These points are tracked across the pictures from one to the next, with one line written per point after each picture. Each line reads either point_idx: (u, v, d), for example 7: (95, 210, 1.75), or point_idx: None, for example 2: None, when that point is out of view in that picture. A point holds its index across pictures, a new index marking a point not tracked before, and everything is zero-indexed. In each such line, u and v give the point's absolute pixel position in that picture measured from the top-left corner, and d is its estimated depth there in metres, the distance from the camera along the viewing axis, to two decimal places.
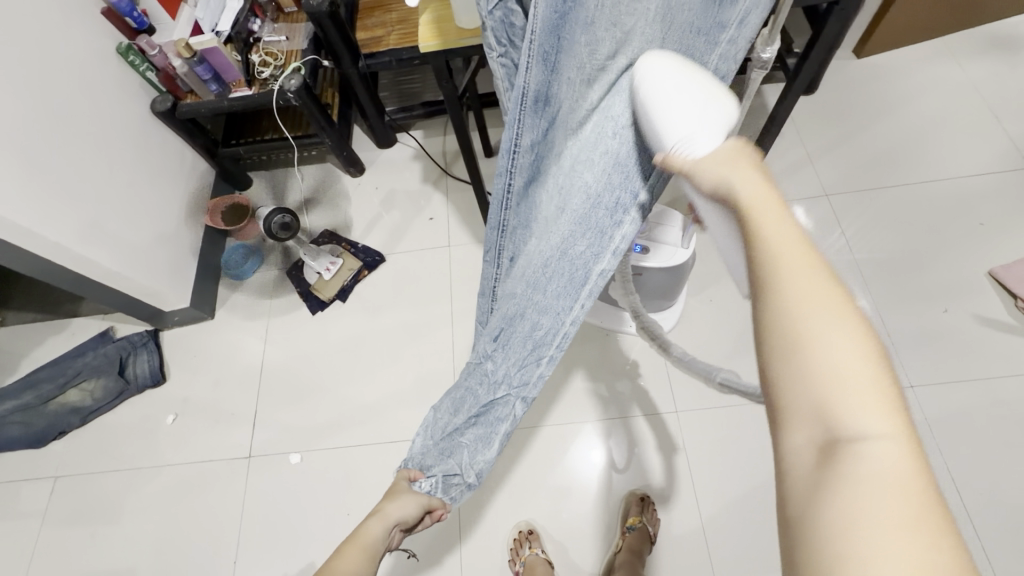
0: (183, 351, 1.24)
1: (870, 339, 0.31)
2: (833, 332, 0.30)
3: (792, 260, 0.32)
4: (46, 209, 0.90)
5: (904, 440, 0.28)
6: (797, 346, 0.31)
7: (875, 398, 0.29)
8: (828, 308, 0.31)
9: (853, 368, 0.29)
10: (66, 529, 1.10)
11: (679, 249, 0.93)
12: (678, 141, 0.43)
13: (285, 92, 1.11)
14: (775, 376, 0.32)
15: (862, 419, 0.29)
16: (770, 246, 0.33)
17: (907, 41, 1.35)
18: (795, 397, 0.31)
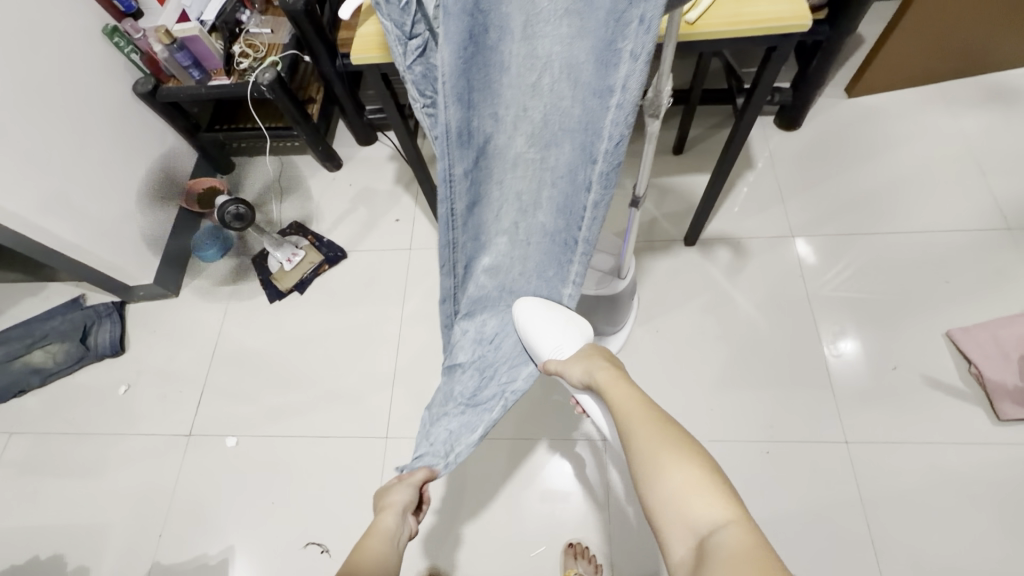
0: (144, 325, 1.29)
1: (696, 454, 0.52)
2: (670, 458, 0.52)
3: (641, 428, 0.57)
4: (7, 180, 0.94)
5: (730, 515, 0.46)
6: (651, 478, 0.52)
7: (713, 498, 0.48)
8: (665, 449, 0.53)
9: (687, 478, 0.50)
10: (11, 483, 1.15)
11: (615, 280, 0.93)
12: (550, 351, 0.74)
13: (259, 84, 1.13)
14: (648, 497, 0.52)
15: (702, 512, 0.47)
16: (630, 426, 0.58)
17: (901, 85, 1.31)
18: (662, 508, 0.50)
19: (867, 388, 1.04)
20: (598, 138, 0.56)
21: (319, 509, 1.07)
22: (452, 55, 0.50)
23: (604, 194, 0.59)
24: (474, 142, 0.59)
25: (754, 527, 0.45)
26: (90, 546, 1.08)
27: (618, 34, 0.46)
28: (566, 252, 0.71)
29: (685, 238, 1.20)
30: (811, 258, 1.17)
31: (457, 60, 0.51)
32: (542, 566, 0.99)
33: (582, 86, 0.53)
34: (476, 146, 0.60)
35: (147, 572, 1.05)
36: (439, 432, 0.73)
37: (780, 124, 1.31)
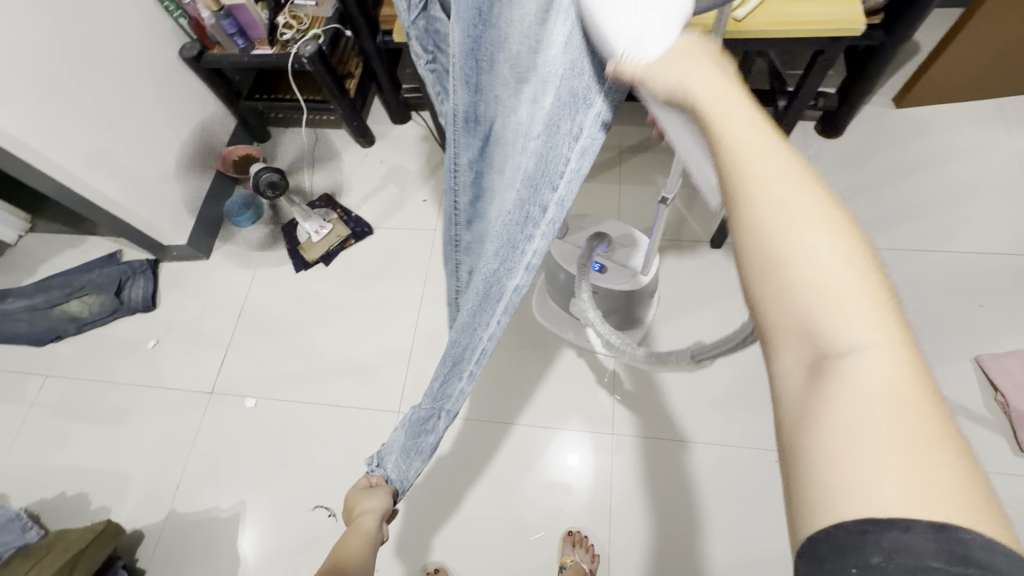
0: (175, 283, 1.33)
1: (850, 231, 0.25)
2: (812, 229, 0.25)
3: (764, 152, 0.26)
4: (55, 133, 0.97)
5: (901, 345, 0.23)
6: (772, 262, 0.25)
7: (867, 303, 0.24)
8: (811, 210, 0.25)
9: (831, 266, 0.24)
10: (45, 423, 1.22)
11: (637, 276, 0.92)
12: (629, 41, 0.27)
13: (300, 56, 1.15)
14: (748, 298, 0.27)
15: (852, 330, 0.23)
16: (742, 147, 0.26)
17: (955, 98, 1.26)
18: (778, 316, 0.25)
19: None
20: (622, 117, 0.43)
21: (328, 475, 1.10)
22: (461, 29, 0.36)
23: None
24: (480, 129, 0.43)
25: (917, 351, 0.24)
26: (112, 489, 1.14)
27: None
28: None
29: (713, 240, 1.19)
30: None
31: (466, 40, 0.37)
32: (540, 550, 1.01)
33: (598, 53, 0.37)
34: (483, 133, 0.43)
35: (165, 518, 1.10)
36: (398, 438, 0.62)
37: (820, 130, 1.28)
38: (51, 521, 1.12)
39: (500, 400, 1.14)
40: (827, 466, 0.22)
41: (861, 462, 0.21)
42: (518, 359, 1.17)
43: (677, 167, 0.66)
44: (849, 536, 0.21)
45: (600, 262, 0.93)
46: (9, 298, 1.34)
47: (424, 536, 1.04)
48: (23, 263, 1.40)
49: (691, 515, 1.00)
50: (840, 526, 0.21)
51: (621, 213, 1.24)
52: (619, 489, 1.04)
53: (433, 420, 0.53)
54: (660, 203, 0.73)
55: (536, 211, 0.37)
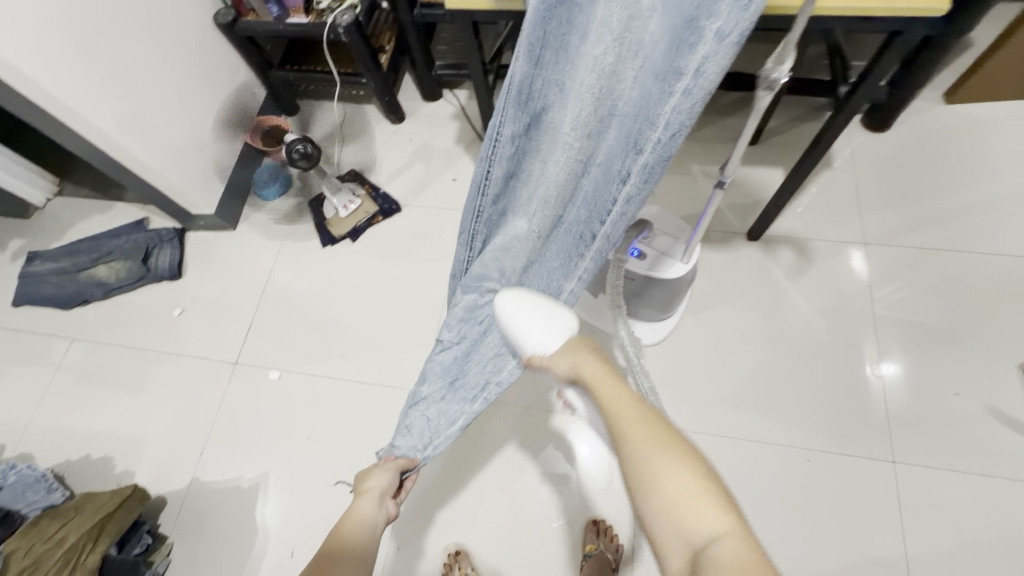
0: (201, 253, 1.33)
1: (691, 467, 0.49)
2: (667, 470, 0.48)
3: (638, 427, 0.52)
4: (90, 93, 0.96)
5: (733, 528, 0.45)
6: (650, 499, 0.48)
7: (709, 511, 0.46)
8: (661, 451, 0.50)
9: (682, 489, 0.47)
10: (70, 386, 1.22)
11: (677, 263, 0.89)
12: (533, 346, 0.62)
13: (337, 26, 1.12)
14: (648, 521, 0.49)
15: (700, 525, 0.45)
16: (627, 430, 0.53)
17: (1009, 95, 1.21)
18: (662, 529, 0.47)
19: (919, 409, 0.99)
20: (650, 126, 0.48)
21: (351, 451, 1.10)
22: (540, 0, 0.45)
23: (642, 189, 0.53)
24: (531, 107, 0.53)
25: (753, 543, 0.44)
26: (135, 454, 1.14)
27: (704, 10, 0.40)
28: (579, 246, 0.65)
29: (749, 233, 1.16)
30: (868, 272, 1.11)
31: (540, 12, 0.46)
32: (561, 537, 1.00)
33: (649, 69, 0.46)
34: (531, 111, 0.53)
35: (187, 485, 1.10)
36: (415, 421, 0.69)
37: (867, 124, 1.24)
38: (75, 482, 1.13)
39: (523, 386, 1.12)
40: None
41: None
42: None
43: (739, 150, 0.62)
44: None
45: (639, 248, 0.90)
46: (37, 260, 1.34)
47: (444, 517, 1.04)
48: (50, 225, 1.40)
49: None
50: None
51: (655, 200, 1.22)
52: None
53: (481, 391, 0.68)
54: (716, 188, 0.69)
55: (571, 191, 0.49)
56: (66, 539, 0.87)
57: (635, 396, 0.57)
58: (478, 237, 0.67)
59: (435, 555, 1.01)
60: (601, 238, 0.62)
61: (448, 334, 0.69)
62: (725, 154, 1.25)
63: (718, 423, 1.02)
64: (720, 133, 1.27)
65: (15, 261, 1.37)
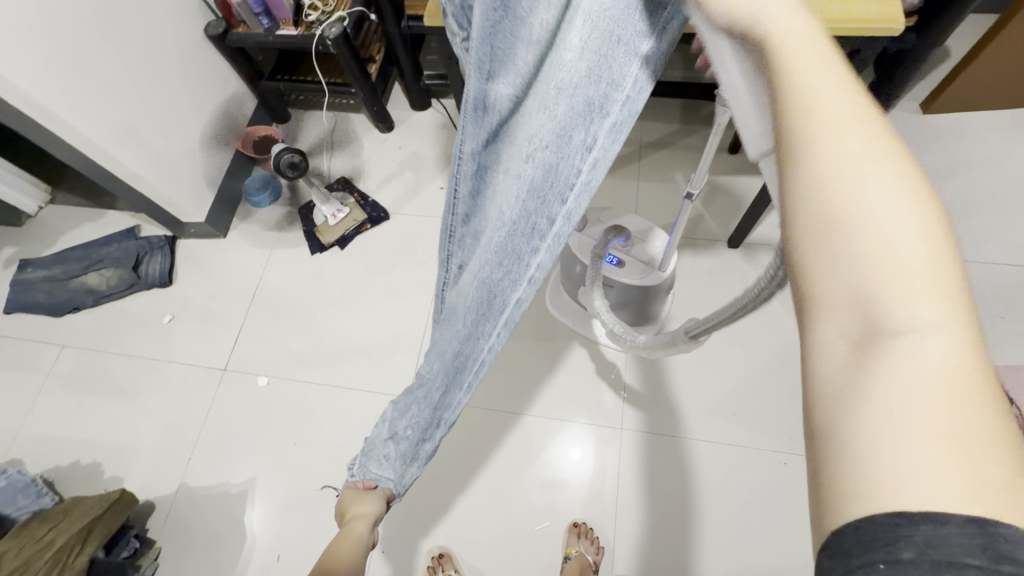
0: (192, 260, 1.35)
1: (928, 198, 0.21)
2: (880, 188, 0.20)
3: (838, 102, 0.22)
4: (82, 106, 0.98)
5: (971, 334, 0.20)
6: (836, 224, 0.21)
7: (941, 287, 0.20)
8: (878, 158, 0.21)
9: (914, 253, 0.20)
10: (60, 392, 1.24)
11: (654, 271, 0.92)
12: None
13: (325, 38, 1.14)
14: (788, 255, 0.23)
15: (915, 309, 0.20)
16: (813, 105, 0.22)
17: (982, 106, 1.24)
18: (825, 282, 0.21)
19: None
20: None
21: (338, 456, 1.11)
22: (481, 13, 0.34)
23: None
24: (491, 120, 0.41)
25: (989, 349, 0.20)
26: (125, 459, 1.16)
27: None
28: None
29: (730, 240, 1.18)
30: None
31: (484, 22, 0.34)
32: (543, 540, 1.02)
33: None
34: (492, 126, 0.42)
35: (176, 490, 1.12)
36: (389, 450, 0.65)
37: None
38: (65, 488, 1.14)
39: (508, 392, 1.14)
40: (866, 453, 0.19)
41: (899, 447, 0.18)
42: (531, 351, 1.17)
43: (705, 163, 0.65)
44: (882, 532, 0.18)
45: (617, 256, 0.93)
46: (29, 267, 1.36)
47: (428, 520, 1.05)
48: (42, 233, 1.42)
49: (696, 514, 1.00)
50: (858, 520, 0.19)
51: (639, 208, 1.24)
52: (626, 485, 1.04)
53: (434, 429, 0.59)
54: (685, 200, 0.72)
55: (542, 224, 0.38)
56: (55, 542, 0.89)
57: (837, 42, 0.24)
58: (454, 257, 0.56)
59: (420, 558, 1.03)
60: None
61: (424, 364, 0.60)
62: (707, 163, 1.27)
63: None
64: (702, 142, 1.29)
65: (7, 269, 1.39)
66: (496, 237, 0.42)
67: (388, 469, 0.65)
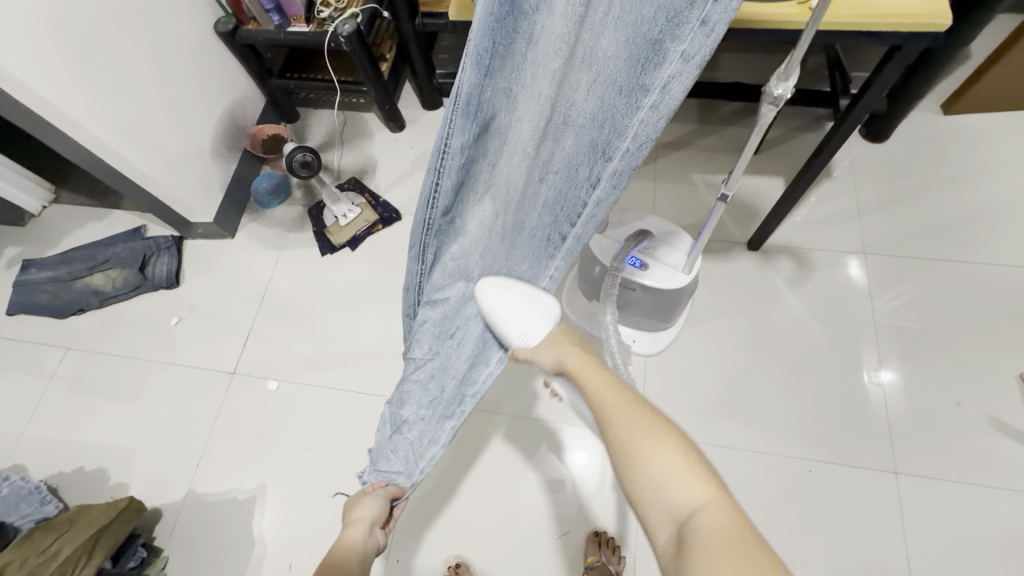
0: (199, 261, 1.32)
1: (676, 445, 0.48)
2: (649, 447, 0.48)
3: (620, 414, 0.52)
4: (91, 103, 0.95)
5: (714, 498, 0.43)
6: (637, 470, 0.47)
7: (692, 481, 0.45)
8: (646, 432, 0.49)
9: (668, 466, 0.46)
10: (64, 397, 1.21)
11: (678, 274, 0.89)
12: (518, 337, 0.62)
13: (338, 36, 1.12)
14: (636, 496, 0.47)
15: (681, 494, 0.44)
16: (614, 418, 0.52)
17: (1004, 107, 1.23)
18: (650, 503, 0.45)
19: (920, 421, 0.99)
20: (618, 137, 0.50)
21: (351, 461, 1.08)
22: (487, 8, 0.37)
23: (612, 192, 0.55)
24: (480, 115, 0.43)
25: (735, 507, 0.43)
26: (130, 465, 1.13)
27: (668, 33, 0.41)
28: (548, 249, 0.64)
29: (749, 243, 1.16)
30: (868, 280, 1.11)
31: (489, 18, 0.38)
32: (561, 549, 0.99)
33: (606, 83, 0.46)
34: (481, 120, 0.44)
35: (183, 497, 1.09)
36: (401, 445, 0.65)
37: (866, 135, 1.24)
38: (69, 495, 1.11)
39: (524, 396, 1.11)
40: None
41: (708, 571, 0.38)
42: None
43: (743, 163, 0.62)
44: None
45: (640, 258, 0.90)
46: (32, 268, 1.33)
47: (441, 529, 1.02)
48: (45, 233, 1.39)
49: None
50: None
51: (656, 209, 1.22)
52: None
53: (459, 405, 0.65)
54: (718, 202, 0.69)
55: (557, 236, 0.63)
56: (61, 552, 0.85)
57: (624, 387, 0.56)
58: (430, 251, 0.54)
59: (436, 567, 1.00)
60: (571, 239, 0.63)
61: (417, 352, 0.62)
62: (725, 164, 1.25)
63: (720, 435, 1.02)
64: (720, 143, 1.27)
65: (9, 269, 1.36)
66: None
67: (398, 463, 0.67)
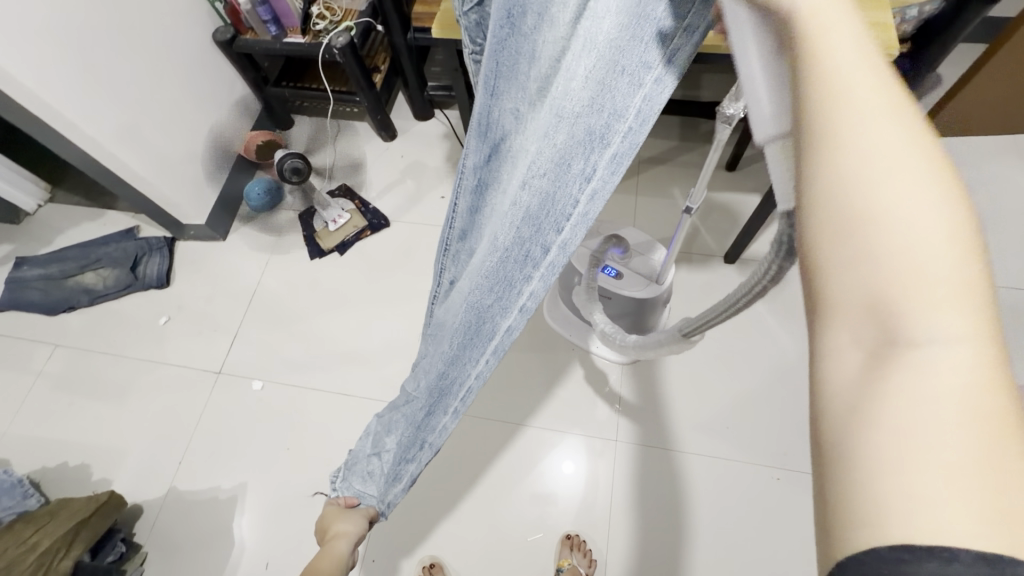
0: (190, 262, 1.35)
1: (955, 195, 0.19)
2: (906, 195, 0.19)
3: (851, 88, 0.20)
4: (88, 107, 0.98)
5: (993, 346, 0.18)
6: (856, 223, 0.19)
7: (962, 294, 0.19)
8: (897, 151, 0.19)
9: (930, 259, 0.19)
10: (51, 393, 1.23)
11: (652, 284, 0.92)
12: None
13: (332, 47, 1.16)
14: (810, 251, 0.21)
15: (931, 319, 0.19)
16: (833, 102, 0.20)
17: (972, 131, 1.27)
18: (842, 289, 0.20)
19: None
20: None
21: (332, 463, 1.10)
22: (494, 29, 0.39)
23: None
24: (492, 136, 0.44)
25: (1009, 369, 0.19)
26: (114, 461, 1.14)
27: None
28: None
29: (726, 256, 1.19)
30: None
31: (493, 41, 0.40)
32: (536, 551, 1.01)
33: None
34: (493, 142, 0.45)
35: (165, 494, 1.10)
36: (371, 467, 0.67)
37: None
38: (52, 489, 1.12)
39: (503, 401, 1.14)
40: (870, 487, 0.18)
41: (923, 495, 0.17)
42: (528, 361, 1.17)
43: (705, 177, 0.65)
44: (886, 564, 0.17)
45: (616, 268, 0.94)
46: (25, 265, 1.35)
47: (419, 531, 1.04)
48: (39, 231, 1.42)
49: (691, 530, 1.00)
50: (869, 547, 0.18)
51: (637, 223, 1.26)
52: (618, 497, 1.03)
53: (415, 450, 0.59)
54: (683, 214, 0.73)
55: None
56: (40, 544, 0.87)
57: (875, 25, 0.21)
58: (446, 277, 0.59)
59: (411, 568, 1.02)
60: None
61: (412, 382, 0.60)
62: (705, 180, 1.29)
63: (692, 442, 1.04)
64: (701, 159, 1.31)
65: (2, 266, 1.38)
66: (488, 261, 0.43)
67: (372, 487, 0.67)
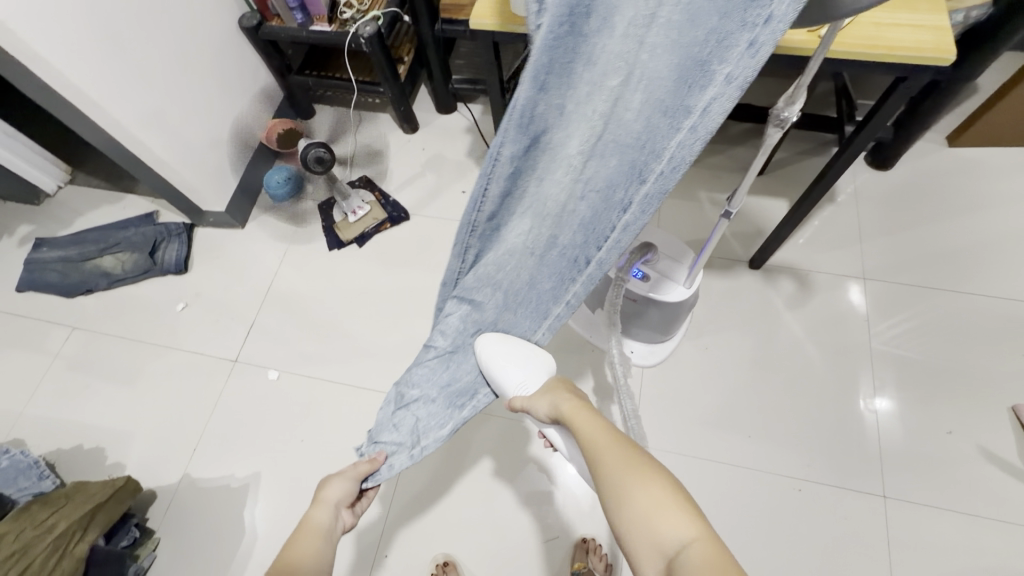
0: (208, 248, 1.34)
1: (658, 478, 0.48)
2: (636, 486, 0.48)
3: (605, 456, 0.53)
4: (116, 89, 0.97)
5: (701, 534, 0.42)
6: (623, 514, 0.47)
7: (677, 516, 0.44)
8: (630, 471, 0.49)
9: (653, 499, 0.46)
10: (67, 375, 1.22)
11: (679, 287, 0.90)
12: None
13: (359, 36, 1.14)
14: (622, 531, 0.47)
15: (668, 531, 0.43)
16: (603, 463, 0.53)
17: (1008, 143, 1.24)
18: (635, 540, 0.45)
19: (911, 448, 1.00)
20: (655, 159, 0.45)
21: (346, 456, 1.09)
22: (549, 29, 0.42)
23: (641, 220, 0.49)
24: (533, 128, 0.49)
25: (721, 544, 0.41)
26: (128, 446, 1.14)
27: (714, 53, 0.37)
28: (572, 270, 0.59)
29: (751, 261, 1.17)
30: (867, 305, 1.13)
31: (549, 38, 0.42)
32: (551, 554, 1.00)
33: (654, 103, 0.42)
34: (533, 132, 0.49)
35: (178, 481, 1.10)
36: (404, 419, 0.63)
37: (871, 161, 1.26)
38: (66, 472, 1.12)
39: None
40: None
41: None
42: None
43: (748, 180, 0.63)
44: None
45: (642, 270, 0.92)
46: (44, 246, 1.35)
47: (431, 529, 1.03)
48: (59, 213, 1.42)
49: None
50: None
51: (661, 224, 1.24)
52: None
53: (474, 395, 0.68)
54: (722, 217, 0.71)
55: (583, 260, 0.58)
56: (56, 527, 0.86)
57: (610, 427, 0.57)
58: (472, 251, 0.61)
59: (423, 565, 1.00)
60: (596, 263, 0.57)
61: (442, 338, 0.66)
62: (731, 183, 1.27)
63: (712, 448, 1.03)
64: (728, 161, 1.29)
65: (22, 246, 1.38)
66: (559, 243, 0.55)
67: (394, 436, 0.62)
